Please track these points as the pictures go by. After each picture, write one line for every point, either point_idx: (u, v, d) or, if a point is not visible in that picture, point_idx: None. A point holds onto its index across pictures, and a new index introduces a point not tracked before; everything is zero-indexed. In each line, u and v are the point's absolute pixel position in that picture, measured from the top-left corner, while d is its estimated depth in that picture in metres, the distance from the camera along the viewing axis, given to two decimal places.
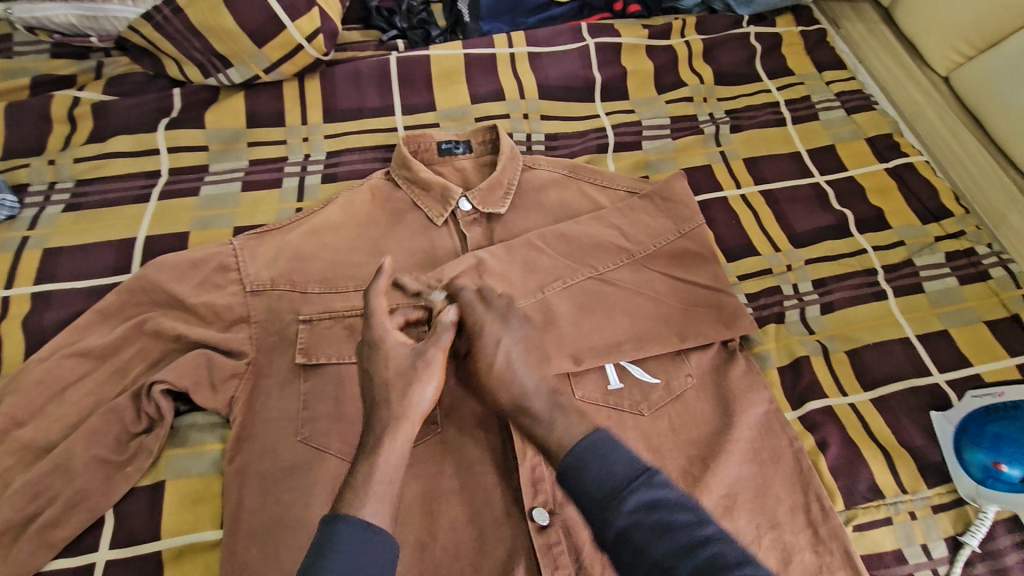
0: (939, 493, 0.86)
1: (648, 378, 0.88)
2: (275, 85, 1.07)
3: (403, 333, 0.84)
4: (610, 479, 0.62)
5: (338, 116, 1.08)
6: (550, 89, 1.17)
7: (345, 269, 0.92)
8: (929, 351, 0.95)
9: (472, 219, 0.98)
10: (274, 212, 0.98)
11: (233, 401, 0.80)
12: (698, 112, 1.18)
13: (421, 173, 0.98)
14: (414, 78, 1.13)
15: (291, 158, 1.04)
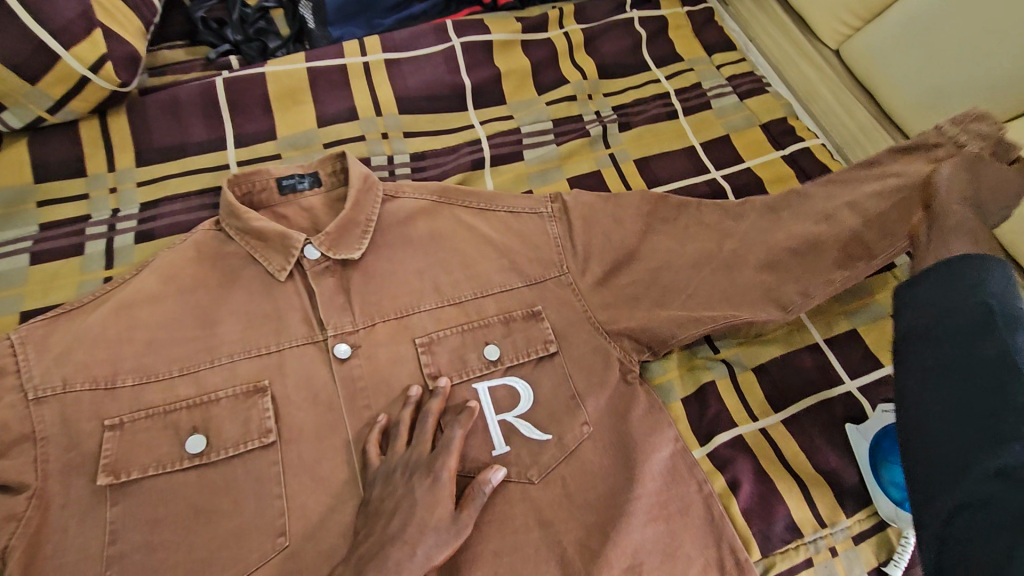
0: (859, 520, 0.77)
1: (538, 435, 0.77)
2: (70, 127, 0.90)
3: (236, 423, 0.72)
4: (993, 291, 0.58)
5: (154, 155, 0.91)
6: (409, 100, 1.04)
7: (163, 348, 0.76)
8: (839, 356, 0.89)
9: (321, 268, 0.83)
10: (75, 285, 0.81)
11: (7, 551, 0.63)
12: (583, 112, 1.11)
13: (254, 222, 0.82)
14: (249, 102, 0.97)
15: (94, 216, 0.86)
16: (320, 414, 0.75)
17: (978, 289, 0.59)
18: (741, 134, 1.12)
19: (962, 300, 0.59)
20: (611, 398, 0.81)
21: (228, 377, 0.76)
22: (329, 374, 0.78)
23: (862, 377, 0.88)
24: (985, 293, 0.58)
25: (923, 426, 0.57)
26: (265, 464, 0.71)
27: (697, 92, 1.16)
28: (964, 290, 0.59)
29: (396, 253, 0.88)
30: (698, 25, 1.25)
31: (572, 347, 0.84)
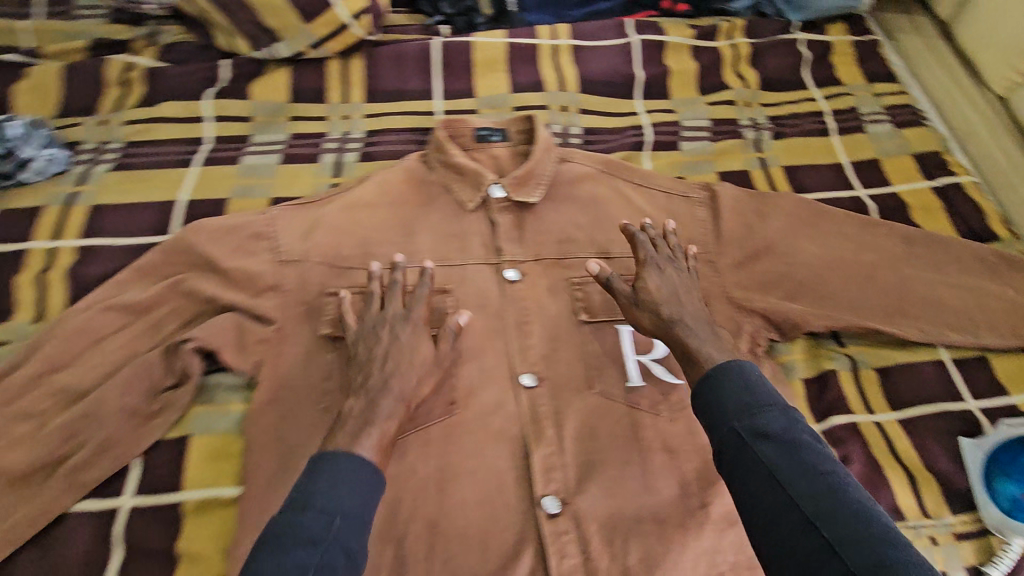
0: (963, 520, 0.83)
1: (670, 378, 0.87)
2: (320, 62, 1.10)
3: (426, 314, 0.88)
4: (747, 397, 0.65)
5: (380, 97, 1.10)
6: (591, 83, 1.16)
7: (375, 246, 0.94)
8: (964, 376, 0.94)
9: (504, 206, 0.98)
10: (310, 186, 1.00)
11: (259, 364, 0.83)
12: (740, 116, 1.20)
13: (456, 158, 0.99)
14: (456, 64, 1.14)
15: (330, 134, 1.06)
16: (489, 321, 0.89)
17: (739, 402, 0.65)
18: (892, 160, 1.17)
19: (722, 424, 0.65)
20: (739, 364, 0.90)
21: (421, 277, 0.92)
22: (498, 292, 0.92)
23: (984, 401, 0.92)
24: (743, 402, 0.65)
25: (779, 543, 0.58)
26: (443, 349, 0.85)
27: (851, 116, 1.22)
28: (712, 416, 0.66)
29: (563, 206, 1.02)
30: (863, 54, 1.30)
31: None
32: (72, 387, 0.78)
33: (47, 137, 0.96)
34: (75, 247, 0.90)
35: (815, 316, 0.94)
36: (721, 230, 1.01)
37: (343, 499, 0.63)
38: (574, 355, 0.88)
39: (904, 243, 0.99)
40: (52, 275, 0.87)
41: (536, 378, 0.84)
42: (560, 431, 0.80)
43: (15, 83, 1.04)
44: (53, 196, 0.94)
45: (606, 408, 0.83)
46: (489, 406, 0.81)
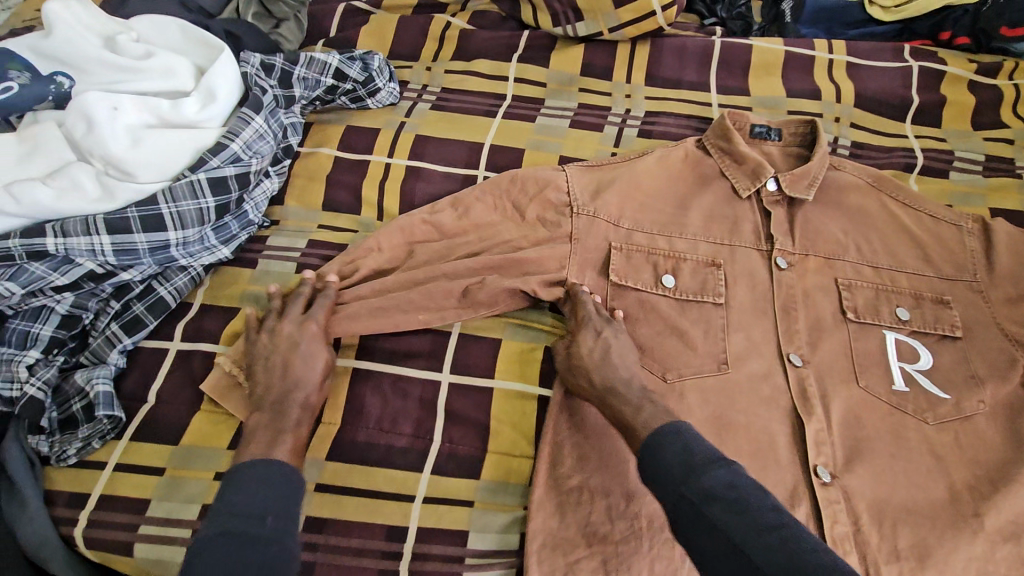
0: None
1: (937, 391, 0.87)
2: (611, 45, 1.21)
3: (699, 280, 0.95)
4: (689, 457, 0.64)
5: (660, 82, 1.19)
6: (867, 98, 1.18)
7: (654, 212, 1.01)
8: None
9: (775, 200, 1.03)
10: (594, 151, 1.11)
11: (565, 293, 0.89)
12: (1017, 156, 1.15)
13: (739, 147, 1.04)
14: (734, 63, 1.20)
15: (614, 109, 1.16)
16: (757, 298, 0.94)
17: (679, 468, 0.63)
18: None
19: (672, 491, 0.62)
20: (1010, 394, 0.88)
21: (695, 248, 0.99)
22: (767, 275, 0.96)
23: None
24: (686, 463, 0.64)
25: None
26: (716, 314, 0.92)
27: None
28: (672, 479, 0.63)
29: (830, 210, 1.05)
30: None
31: (976, 339, 0.93)
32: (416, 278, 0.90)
33: (391, 74, 1.15)
34: (404, 166, 1.06)
35: None
36: (995, 264, 0.99)
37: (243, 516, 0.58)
38: (839, 348, 0.90)
39: None
40: (386, 185, 1.03)
41: (803, 360, 0.88)
42: (828, 412, 0.84)
43: (360, 25, 1.23)
44: (388, 123, 1.11)
45: (871, 403, 0.85)
46: (760, 374, 0.87)
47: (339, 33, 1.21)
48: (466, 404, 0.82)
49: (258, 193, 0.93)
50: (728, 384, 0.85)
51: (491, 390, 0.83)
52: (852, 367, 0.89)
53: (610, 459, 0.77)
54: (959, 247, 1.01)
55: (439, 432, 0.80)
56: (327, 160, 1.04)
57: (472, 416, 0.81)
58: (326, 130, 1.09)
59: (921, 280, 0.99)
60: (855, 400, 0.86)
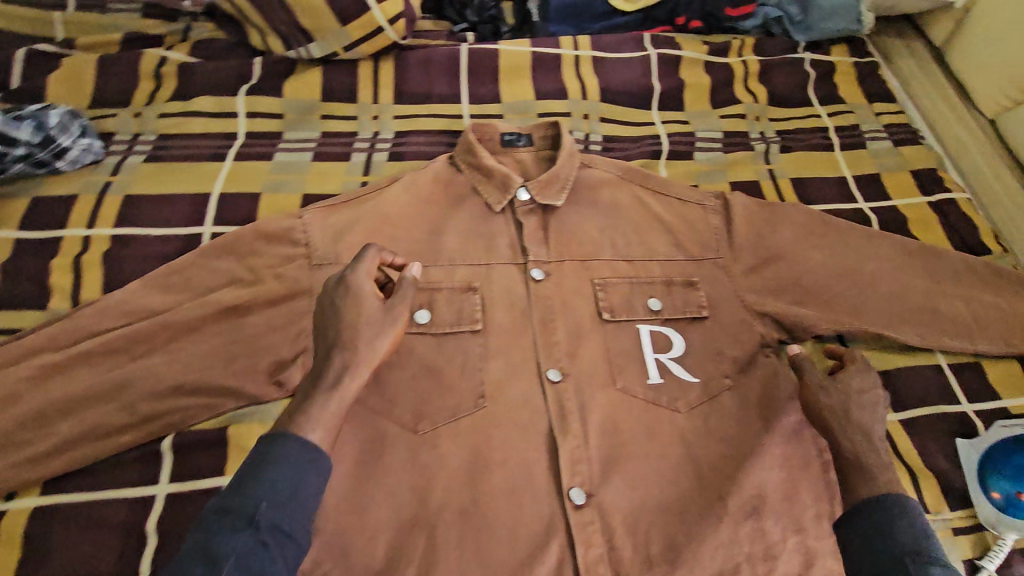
0: (961, 516, 0.90)
1: (687, 377, 0.91)
2: (352, 63, 1.13)
3: (457, 312, 0.91)
4: (912, 540, 0.71)
5: (407, 99, 1.13)
6: (612, 92, 1.22)
7: (406, 244, 0.96)
8: (957, 380, 1.01)
9: (529, 209, 1.01)
10: (340, 184, 1.03)
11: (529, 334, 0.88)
12: (750, 130, 1.26)
13: (485, 160, 1.02)
14: (483, 69, 1.18)
15: (361, 134, 1.09)
16: (514, 316, 0.92)
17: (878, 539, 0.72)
18: (892, 175, 1.23)
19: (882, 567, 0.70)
20: (752, 365, 0.95)
21: (450, 275, 0.95)
22: (525, 291, 0.95)
23: (977, 403, 1.00)
24: (913, 544, 0.71)
25: None
26: (472, 344, 0.89)
27: (854, 132, 1.29)
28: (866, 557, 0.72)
29: (584, 211, 1.05)
30: (864, 76, 1.38)
31: (720, 316, 0.99)
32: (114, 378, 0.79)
33: (86, 127, 0.99)
34: (110, 236, 0.92)
35: (823, 321, 1.01)
36: (732, 234, 1.06)
37: (276, 493, 0.65)
38: (598, 353, 0.91)
39: (903, 250, 1.06)
40: (88, 265, 0.89)
41: (561, 372, 0.87)
42: (586, 424, 0.84)
43: (50, 72, 1.05)
44: (88, 185, 0.96)
45: (629, 404, 0.87)
46: (519, 404, 0.84)
47: (23, 85, 1.03)
48: None
49: None
50: (486, 419, 0.83)
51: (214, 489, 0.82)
52: (613, 370, 0.90)
53: (358, 536, 0.77)
54: (711, 219, 1.06)
55: (149, 559, 0.77)
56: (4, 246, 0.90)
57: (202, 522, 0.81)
58: (5, 208, 0.92)
59: (679, 256, 1.04)
60: (612, 405, 0.87)
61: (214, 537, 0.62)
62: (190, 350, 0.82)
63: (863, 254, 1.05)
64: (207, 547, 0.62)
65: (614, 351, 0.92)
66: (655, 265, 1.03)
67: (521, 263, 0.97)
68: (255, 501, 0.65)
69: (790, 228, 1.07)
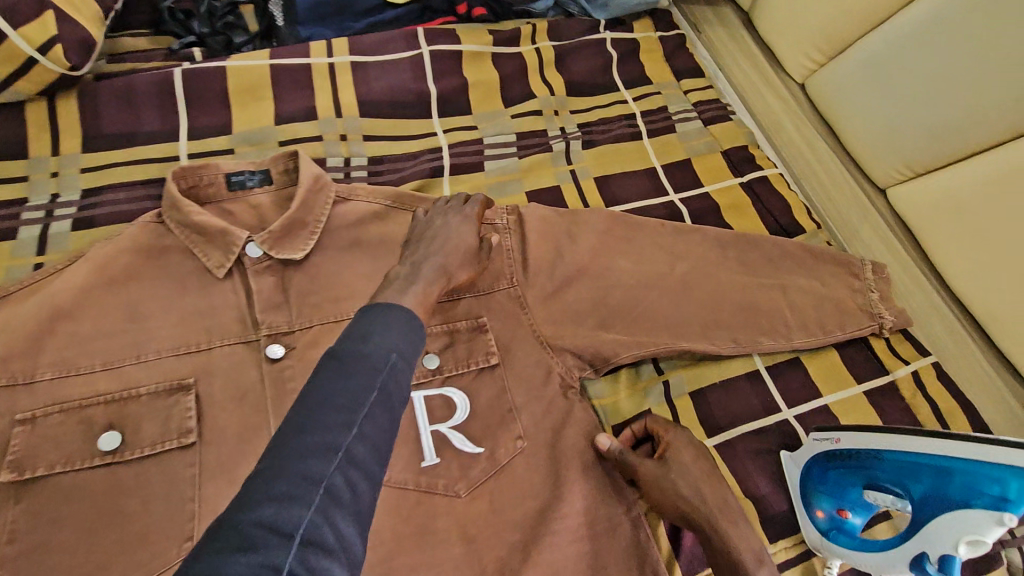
0: (784, 547, 0.83)
1: (469, 448, 0.77)
2: (16, 107, 0.92)
3: (153, 424, 0.72)
4: None
5: (101, 144, 0.94)
6: (373, 105, 1.05)
7: (91, 341, 0.74)
8: (778, 385, 0.93)
9: (263, 265, 0.82)
10: (5, 270, 0.85)
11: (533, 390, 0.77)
12: (548, 127, 1.11)
13: (195, 216, 0.80)
14: (205, 95, 0.99)
15: (34, 200, 0.90)
16: (243, 415, 0.74)
17: None
18: (702, 159, 1.13)
19: None
20: (550, 417, 0.82)
21: (155, 373, 0.75)
22: (258, 377, 0.77)
23: (799, 407, 0.92)
24: None
25: None
26: (181, 465, 0.70)
27: (662, 115, 1.17)
28: None
29: (342, 258, 0.86)
30: (671, 50, 1.26)
31: (512, 359, 0.83)
32: None
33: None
34: None
35: (628, 346, 0.87)
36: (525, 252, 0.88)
37: (402, 349, 0.59)
38: None
39: (716, 245, 0.95)
40: None
41: None
42: None
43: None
44: None
45: (395, 501, 0.72)
46: None
47: None
48: None
49: None
50: None
51: None
52: None
53: None
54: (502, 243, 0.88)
55: None
56: None
57: None
58: None
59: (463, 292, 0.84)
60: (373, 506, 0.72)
61: (251, 504, 0.46)
62: None
63: (669, 260, 0.93)
64: (295, 472, 0.49)
65: None
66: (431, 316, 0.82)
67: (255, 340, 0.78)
68: (386, 352, 0.57)
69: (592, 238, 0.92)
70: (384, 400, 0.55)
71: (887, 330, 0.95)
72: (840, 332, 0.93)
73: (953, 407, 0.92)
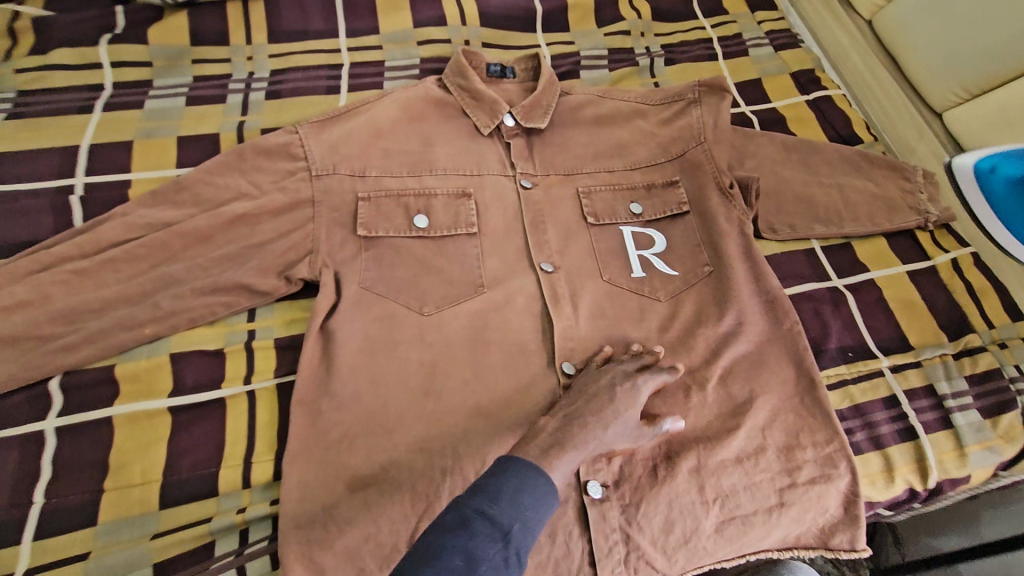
0: (828, 375, 0.94)
1: (667, 270, 0.97)
2: (219, 6, 1.11)
3: (450, 212, 0.97)
4: None
5: (282, 37, 1.12)
6: (492, 16, 1.22)
7: (399, 156, 1.01)
8: (831, 260, 1.07)
9: (515, 134, 1.07)
10: (218, 124, 1.02)
11: (707, 239, 1.00)
12: (635, 46, 1.29)
13: (475, 84, 1.07)
14: (358, 4, 1.16)
15: (234, 75, 1.07)
16: (507, 222, 0.99)
17: None
18: (773, 78, 1.30)
19: None
20: (739, 247, 0.99)
21: (444, 183, 1.00)
22: (516, 199, 1.01)
23: (848, 279, 1.05)
24: None
25: None
26: (469, 243, 0.95)
27: (737, 41, 1.35)
28: None
29: (564, 131, 1.11)
30: None
31: (699, 204, 1.03)
32: (92, 328, 0.79)
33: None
34: (98, 183, 0.94)
35: (766, 210, 1.07)
36: (718, 123, 1.08)
37: (523, 517, 0.60)
38: (585, 252, 0.98)
39: (780, 148, 1.13)
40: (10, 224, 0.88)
41: (553, 265, 0.94)
42: (576, 306, 0.92)
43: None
44: None
45: (615, 293, 0.94)
46: (523, 301, 0.91)
47: None
48: (221, 425, 0.77)
49: None
50: (475, 321, 0.87)
51: (109, 419, 0.76)
52: (597, 263, 0.97)
53: (367, 449, 0.76)
54: (690, 110, 1.10)
55: (42, 490, 0.71)
56: None
57: (140, 459, 0.74)
58: None
59: (665, 156, 1.08)
60: (592, 305, 0.93)
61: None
62: (161, 295, 0.82)
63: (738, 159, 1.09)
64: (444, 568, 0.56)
65: (553, 287, 0.92)
66: (585, 176, 1.06)
67: (501, 166, 1.04)
68: (510, 519, 0.59)
69: (713, 119, 1.08)
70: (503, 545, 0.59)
71: (932, 225, 1.10)
72: (888, 224, 1.09)
73: (987, 285, 1.05)
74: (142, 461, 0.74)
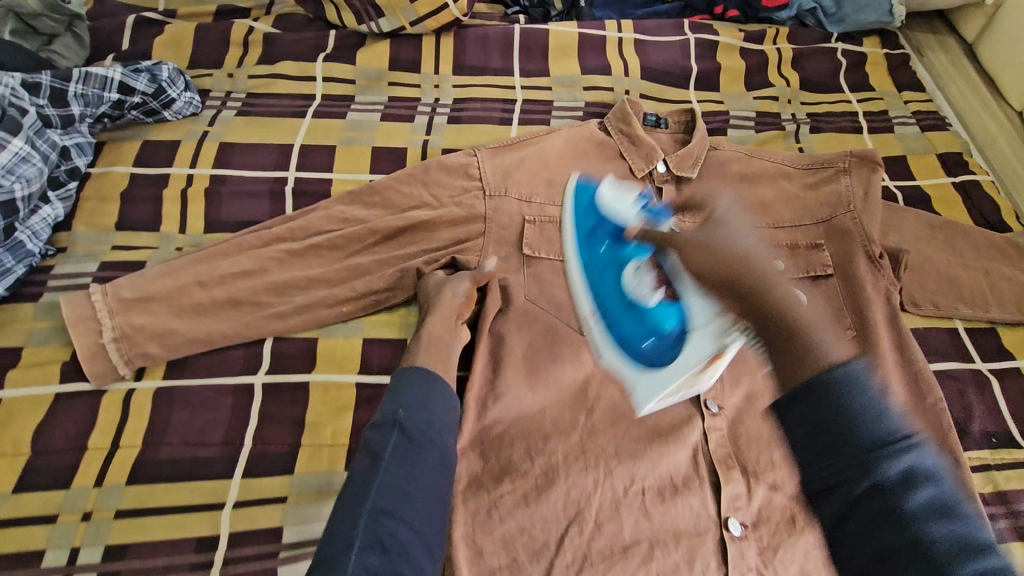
0: (971, 457, 0.94)
1: None
2: (416, 37, 1.25)
3: None
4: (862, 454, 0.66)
5: (466, 70, 1.25)
6: (652, 71, 1.32)
7: (560, 184, 1.07)
8: (975, 343, 1.06)
9: (665, 180, 1.15)
10: (407, 140, 1.15)
11: (851, 305, 1.03)
12: (781, 111, 1.35)
13: (636, 130, 1.15)
14: (533, 48, 1.28)
15: (423, 100, 1.21)
16: None
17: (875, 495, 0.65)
18: (919, 157, 1.32)
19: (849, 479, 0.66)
20: (885, 318, 1.01)
21: None
22: None
23: (992, 363, 1.04)
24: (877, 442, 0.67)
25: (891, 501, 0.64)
26: None
27: (883, 117, 1.38)
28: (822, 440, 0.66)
29: (712, 183, 1.16)
30: (893, 67, 1.45)
31: (843, 269, 1.06)
32: (299, 303, 0.91)
33: (188, 83, 1.13)
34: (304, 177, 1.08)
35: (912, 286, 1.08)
36: (869, 194, 1.10)
37: (414, 406, 0.73)
38: None
39: (925, 225, 1.13)
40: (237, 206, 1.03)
41: None
42: None
43: (153, 37, 1.20)
44: (189, 133, 1.10)
45: None
46: None
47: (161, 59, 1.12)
48: None
49: (33, 220, 0.96)
50: None
51: (307, 385, 0.89)
52: None
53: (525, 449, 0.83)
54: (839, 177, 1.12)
55: (253, 436, 0.85)
56: (179, 198, 1.03)
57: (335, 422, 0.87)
58: (122, 147, 1.07)
59: (811, 219, 1.11)
60: None
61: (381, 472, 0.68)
62: (356, 284, 0.94)
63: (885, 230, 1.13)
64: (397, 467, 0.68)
65: None
66: None
67: None
68: (394, 410, 0.72)
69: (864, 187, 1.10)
70: (421, 443, 0.70)
71: None
72: None
73: None
74: (335, 425, 0.86)
